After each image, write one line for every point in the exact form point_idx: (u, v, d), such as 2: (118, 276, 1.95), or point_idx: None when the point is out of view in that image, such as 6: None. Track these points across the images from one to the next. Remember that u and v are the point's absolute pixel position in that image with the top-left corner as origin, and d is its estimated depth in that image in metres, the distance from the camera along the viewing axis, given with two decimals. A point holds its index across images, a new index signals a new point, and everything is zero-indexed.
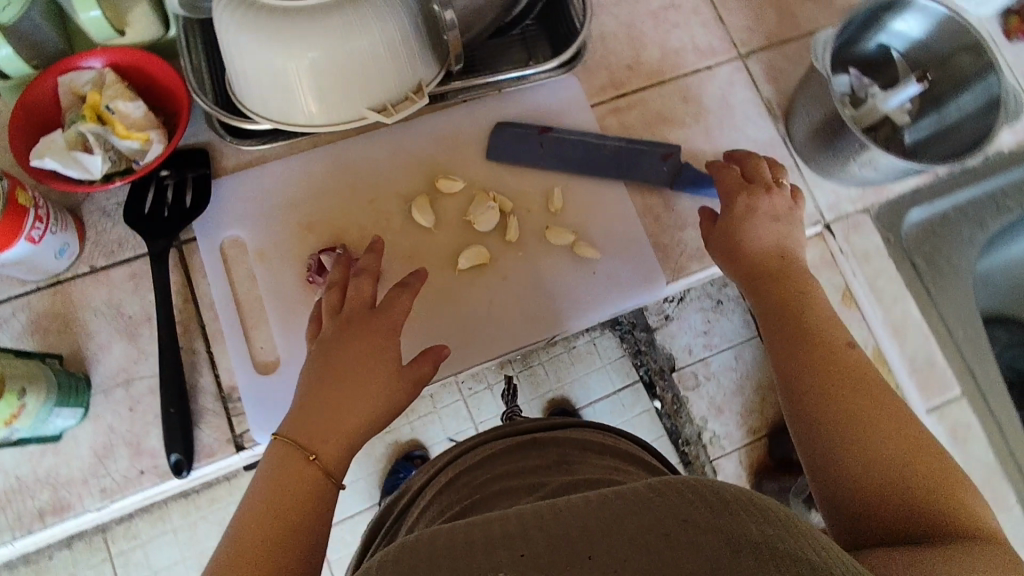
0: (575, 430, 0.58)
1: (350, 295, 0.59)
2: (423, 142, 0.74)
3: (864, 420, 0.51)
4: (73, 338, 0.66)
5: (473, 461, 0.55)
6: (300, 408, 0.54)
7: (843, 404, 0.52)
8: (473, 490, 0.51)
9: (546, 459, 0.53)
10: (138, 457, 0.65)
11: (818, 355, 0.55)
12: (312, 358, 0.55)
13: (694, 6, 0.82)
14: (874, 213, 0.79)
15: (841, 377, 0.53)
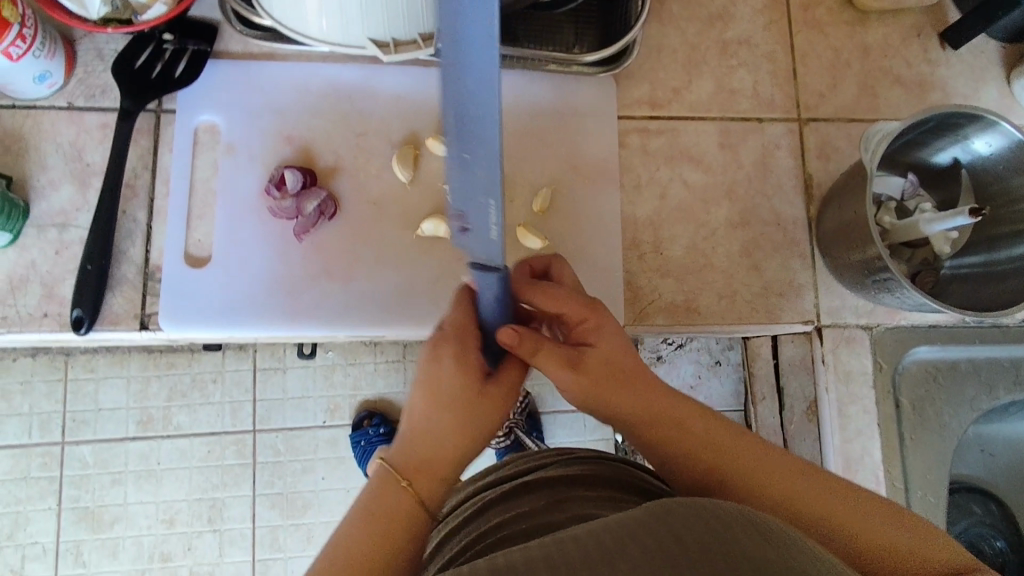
0: (569, 466, 0.50)
1: (510, 315, 0.49)
2: (430, 93, 0.69)
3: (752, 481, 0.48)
4: (28, 167, 0.65)
5: (461, 519, 0.48)
6: (408, 445, 0.46)
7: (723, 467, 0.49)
8: (472, 549, 0.43)
9: (536, 503, 0.45)
10: (47, 300, 0.64)
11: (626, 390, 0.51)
12: (388, 428, 0.48)
13: (769, 51, 0.75)
14: (875, 334, 0.72)
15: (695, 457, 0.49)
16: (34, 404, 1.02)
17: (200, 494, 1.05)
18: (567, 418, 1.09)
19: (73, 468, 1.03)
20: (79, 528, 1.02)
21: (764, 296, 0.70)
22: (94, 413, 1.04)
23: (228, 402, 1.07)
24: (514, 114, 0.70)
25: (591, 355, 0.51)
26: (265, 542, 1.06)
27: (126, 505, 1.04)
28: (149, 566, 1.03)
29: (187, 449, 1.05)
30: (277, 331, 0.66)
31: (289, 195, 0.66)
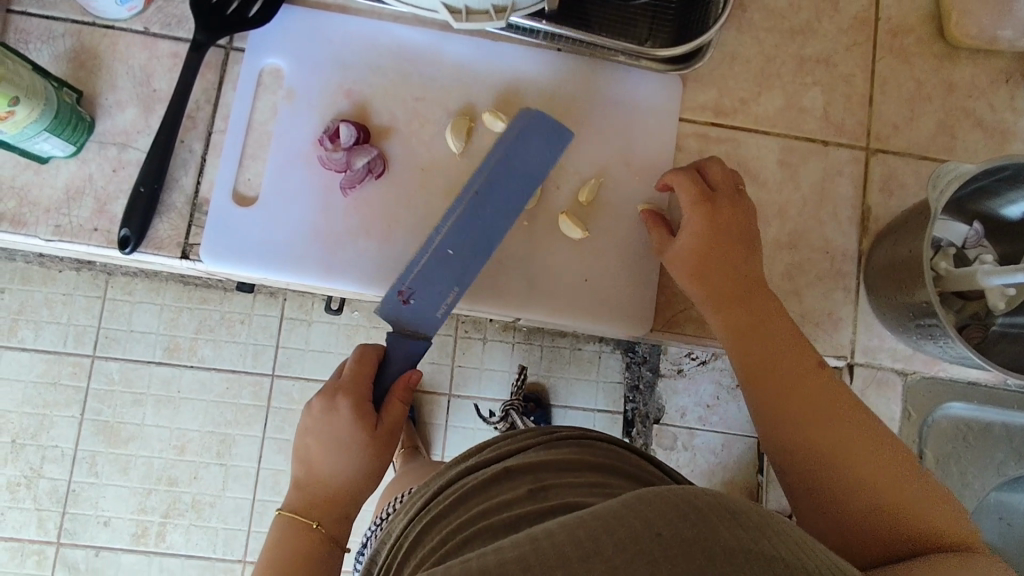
0: (552, 449, 0.50)
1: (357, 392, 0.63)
2: (493, 66, 0.69)
3: (822, 418, 0.54)
4: (98, 85, 0.67)
5: (446, 503, 0.47)
6: (314, 466, 0.63)
7: (802, 395, 0.55)
8: (456, 535, 0.43)
9: (520, 491, 0.45)
10: (98, 215, 0.66)
11: (767, 322, 0.59)
12: (337, 439, 0.62)
13: (848, 74, 0.72)
14: (909, 381, 0.69)
15: (789, 381, 0.56)
16: (73, 316, 1.06)
17: (213, 428, 1.08)
18: (576, 415, 1.08)
19: (100, 382, 1.07)
20: (97, 440, 1.07)
21: (799, 323, 0.68)
22: (127, 334, 1.07)
23: (252, 344, 1.09)
24: (573, 99, 0.69)
25: (729, 254, 0.61)
26: (267, 484, 1.08)
27: (143, 425, 1.07)
28: (156, 487, 1.07)
29: (207, 382, 1.09)
30: (310, 280, 0.67)
31: (340, 149, 0.67)
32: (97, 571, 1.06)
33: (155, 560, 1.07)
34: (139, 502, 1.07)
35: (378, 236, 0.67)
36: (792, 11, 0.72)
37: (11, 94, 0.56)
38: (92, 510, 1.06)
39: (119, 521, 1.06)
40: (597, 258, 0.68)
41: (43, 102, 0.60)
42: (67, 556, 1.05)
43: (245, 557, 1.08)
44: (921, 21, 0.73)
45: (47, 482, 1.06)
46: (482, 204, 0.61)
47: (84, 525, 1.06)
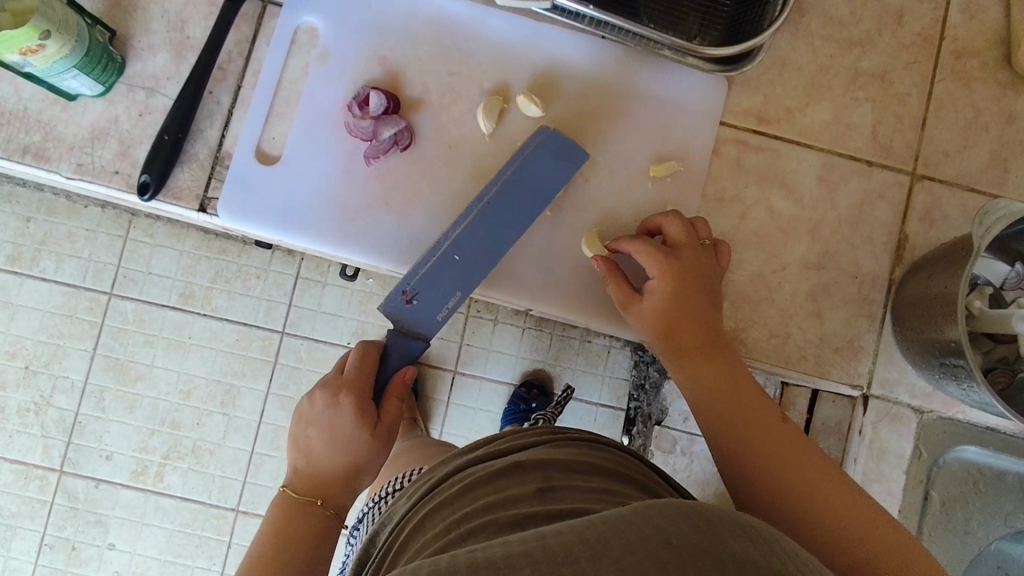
0: (559, 447, 0.49)
1: (359, 377, 0.66)
2: (533, 47, 0.66)
3: (770, 447, 0.55)
4: (132, 26, 0.66)
5: (450, 493, 0.46)
6: (315, 446, 0.66)
7: (750, 424, 0.56)
8: (455, 528, 0.42)
9: (528, 488, 0.43)
10: (120, 158, 0.66)
11: (734, 374, 0.58)
12: (338, 432, 0.65)
13: (903, 93, 0.68)
14: (924, 420, 0.67)
15: (735, 407, 0.57)
16: (94, 252, 1.07)
17: (219, 377, 1.09)
18: (577, 408, 1.07)
19: (115, 320, 1.08)
20: (106, 376, 1.08)
21: (819, 347, 0.66)
22: (145, 275, 1.08)
23: (265, 299, 1.10)
24: (612, 91, 0.67)
25: (693, 297, 0.59)
26: (266, 438, 1.09)
27: (152, 367, 1.09)
28: (159, 429, 1.09)
29: (218, 332, 1.09)
30: (324, 247, 0.66)
31: (369, 117, 0.65)
32: (96, 503, 1.08)
33: (151, 498, 1.09)
34: (141, 440, 1.09)
35: (397, 211, 0.66)
36: (852, 21, 0.68)
37: (42, 27, 0.55)
38: (96, 443, 1.08)
39: (120, 457, 1.08)
40: (617, 256, 0.66)
41: (74, 38, 0.59)
42: (68, 485, 1.08)
43: (238, 506, 1.09)
44: (988, 44, 0.69)
45: (56, 411, 1.08)
46: (488, 229, 0.61)
47: (87, 456, 1.08)
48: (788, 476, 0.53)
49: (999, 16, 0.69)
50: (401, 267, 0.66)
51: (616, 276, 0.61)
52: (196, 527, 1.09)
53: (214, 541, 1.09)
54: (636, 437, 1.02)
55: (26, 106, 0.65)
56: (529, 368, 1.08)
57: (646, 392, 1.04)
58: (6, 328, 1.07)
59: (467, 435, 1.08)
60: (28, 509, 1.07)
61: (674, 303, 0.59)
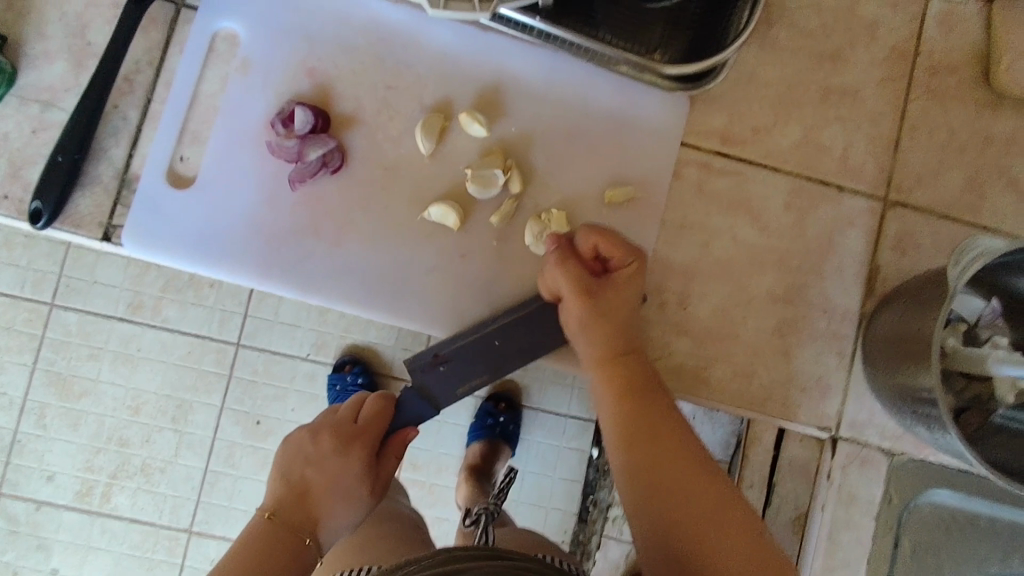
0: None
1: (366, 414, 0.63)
2: (479, 59, 0.60)
3: (682, 484, 0.51)
4: (25, 30, 0.59)
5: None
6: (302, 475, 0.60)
7: (682, 485, 0.51)
8: None
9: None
10: (11, 181, 0.58)
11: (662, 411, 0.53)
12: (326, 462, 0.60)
13: (876, 113, 0.64)
14: (894, 462, 0.63)
15: (658, 471, 0.51)
16: (33, 259, 0.99)
17: (170, 391, 1.02)
18: (545, 419, 1.02)
19: (57, 332, 1.00)
20: (48, 391, 1.00)
21: (786, 386, 0.62)
22: (88, 284, 1.00)
23: (219, 309, 1.02)
24: (564, 108, 0.61)
25: (634, 366, 0.55)
26: (220, 455, 1.02)
27: (98, 381, 1.01)
28: (106, 446, 1.01)
29: (169, 344, 1.02)
30: (243, 280, 0.60)
31: (293, 136, 0.59)
32: (37, 526, 1.00)
33: (97, 520, 1.01)
34: (86, 459, 1.01)
35: (325, 240, 0.60)
36: (822, 34, 0.64)
37: None
38: (37, 463, 1.00)
39: (63, 477, 1.01)
40: (517, 276, 0.61)
41: None
42: (8, 508, 1.00)
43: (191, 527, 1.02)
44: (965, 60, 0.64)
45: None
46: (524, 322, 0.58)
47: (27, 477, 1.00)
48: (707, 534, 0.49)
49: (976, 31, 0.65)
50: (333, 301, 0.60)
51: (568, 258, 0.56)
52: (147, 549, 1.02)
53: (166, 565, 1.02)
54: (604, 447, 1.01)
55: None
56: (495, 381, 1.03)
57: None
58: None
59: (429, 448, 1.03)
60: None
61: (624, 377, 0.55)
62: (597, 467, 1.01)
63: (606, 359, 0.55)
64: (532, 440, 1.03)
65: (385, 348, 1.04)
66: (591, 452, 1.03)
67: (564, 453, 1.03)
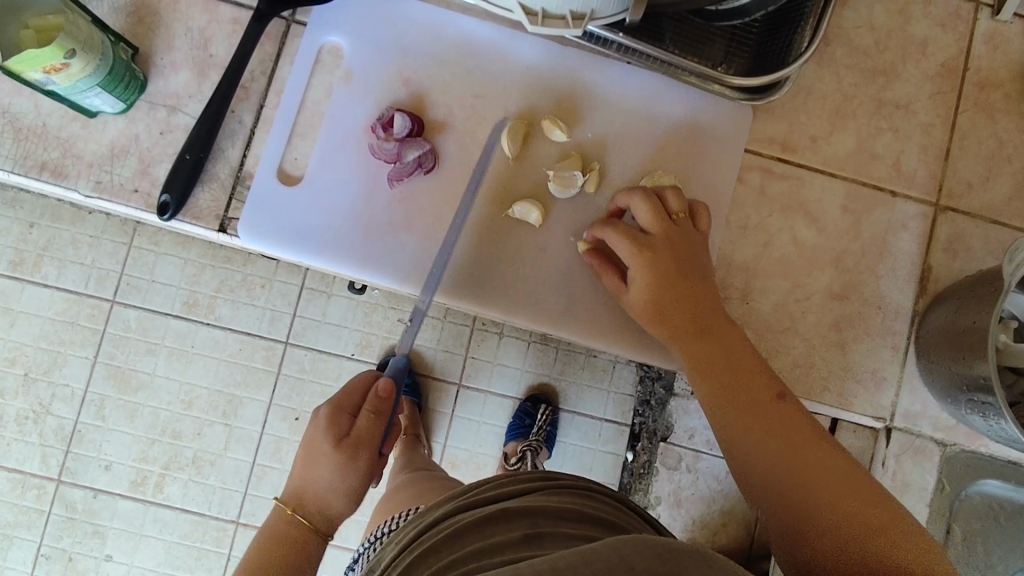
0: (550, 495, 0.53)
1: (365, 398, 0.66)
2: (560, 71, 0.66)
3: (776, 427, 0.52)
4: (155, 43, 0.66)
5: (438, 538, 0.50)
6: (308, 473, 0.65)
7: (775, 430, 0.52)
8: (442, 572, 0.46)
9: (514, 534, 0.47)
10: (140, 176, 0.65)
11: (729, 348, 0.57)
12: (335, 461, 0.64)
13: (926, 124, 0.68)
14: (947, 453, 0.67)
15: (767, 421, 0.52)
16: (97, 259, 1.07)
17: (222, 387, 1.08)
18: (583, 422, 1.09)
19: (116, 328, 1.07)
20: (107, 384, 1.07)
21: (841, 377, 0.66)
22: (147, 283, 1.07)
23: (270, 309, 1.09)
24: (636, 116, 0.67)
25: (691, 291, 0.59)
26: (268, 449, 1.09)
27: (154, 375, 1.08)
28: (159, 438, 1.08)
29: (221, 341, 1.08)
30: (343, 269, 0.66)
31: (393, 140, 0.65)
32: (93, 513, 1.07)
33: (150, 509, 1.08)
34: (141, 450, 1.08)
35: (418, 234, 0.65)
36: (876, 51, 0.69)
37: (68, 46, 0.55)
38: (94, 453, 1.07)
39: (119, 467, 1.08)
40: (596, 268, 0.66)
41: (99, 56, 0.58)
42: (66, 495, 1.07)
43: (238, 518, 1.08)
44: (1012, 75, 0.69)
45: (55, 419, 1.07)
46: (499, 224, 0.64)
47: (85, 466, 1.07)
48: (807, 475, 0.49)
49: (1023, 48, 0.69)
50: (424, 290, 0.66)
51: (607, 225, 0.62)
52: (196, 538, 1.08)
53: (214, 554, 1.08)
54: (640, 451, 1.04)
55: (45, 122, 0.64)
56: (530, 387, 1.09)
57: (651, 408, 1.04)
58: (6, 335, 1.06)
59: (471, 449, 1.09)
60: (24, 519, 1.07)
61: (680, 303, 0.59)
62: (631, 471, 1.04)
63: (649, 310, 0.60)
64: (567, 443, 1.09)
65: (430, 347, 1.09)
66: (627, 455, 1.06)
67: (599, 455, 1.08)
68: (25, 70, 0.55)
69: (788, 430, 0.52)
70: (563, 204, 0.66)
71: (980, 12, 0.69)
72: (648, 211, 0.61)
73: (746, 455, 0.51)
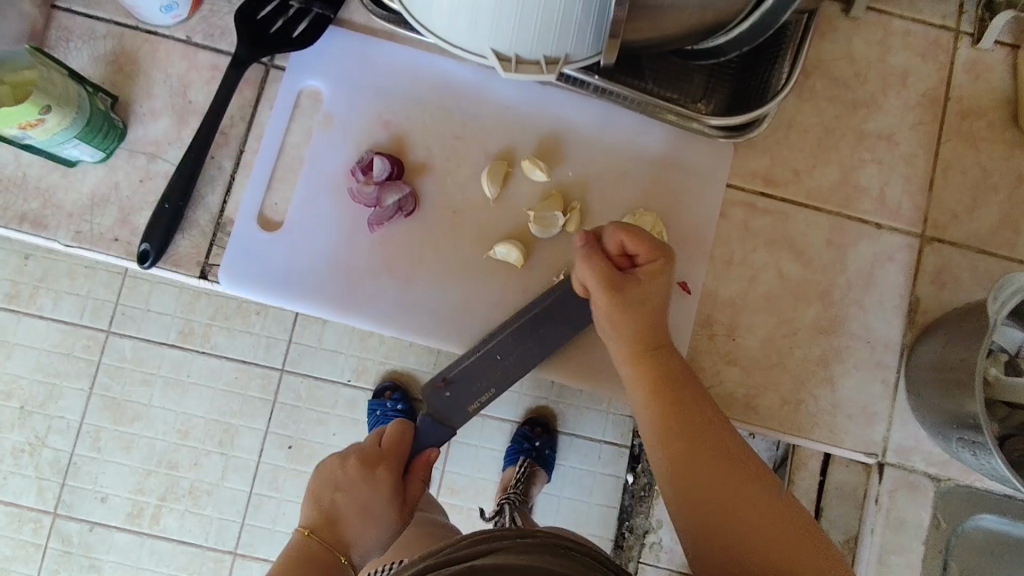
0: (523, 552, 0.53)
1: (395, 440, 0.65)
2: (539, 111, 0.66)
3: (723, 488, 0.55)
4: (134, 91, 0.66)
5: None
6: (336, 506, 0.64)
7: (722, 485, 0.55)
8: None
9: None
10: (120, 225, 0.65)
11: (701, 406, 0.58)
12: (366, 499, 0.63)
13: (910, 154, 0.68)
14: (941, 488, 0.65)
15: (721, 475, 0.56)
16: (92, 289, 1.07)
17: (217, 416, 1.08)
18: (582, 445, 1.07)
19: (112, 358, 1.07)
20: (102, 416, 1.07)
21: (831, 412, 0.65)
22: (142, 312, 1.07)
23: (265, 336, 1.08)
24: (617, 155, 0.66)
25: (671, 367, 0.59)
26: (264, 478, 1.08)
27: (150, 406, 1.07)
28: (155, 469, 1.07)
29: (217, 370, 1.08)
30: (325, 313, 0.65)
31: (372, 183, 0.65)
32: (89, 547, 1.06)
33: (147, 541, 1.07)
34: (137, 481, 1.07)
35: (400, 277, 0.65)
36: (857, 82, 0.68)
37: (43, 102, 0.55)
38: (92, 485, 1.07)
39: (116, 500, 1.07)
40: None
41: (76, 110, 0.58)
42: (62, 528, 1.06)
43: (236, 549, 1.07)
44: (995, 104, 0.68)
45: (51, 451, 1.06)
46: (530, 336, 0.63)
47: (81, 498, 1.06)
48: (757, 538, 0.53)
49: (1005, 76, 0.69)
50: (407, 333, 0.65)
51: (595, 255, 0.59)
52: (193, 570, 1.07)
53: None
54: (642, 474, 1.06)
55: (25, 172, 0.64)
56: (528, 412, 1.08)
57: None
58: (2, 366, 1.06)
59: (469, 473, 1.08)
60: (21, 553, 1.06)
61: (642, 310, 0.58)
62: (632, 494, 1.06)
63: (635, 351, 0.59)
64: (567, 465, 1.07)
65: (423, 373, 1.09)
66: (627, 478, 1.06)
67: (599, 479, 1.06)
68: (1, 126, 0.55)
69: (730, 472, 0.56)
70: (545, 243, 0.65)
71: (960, 41, 0.69)
72: (637, 242, 0.58)
73: (701, 511, 0.55)
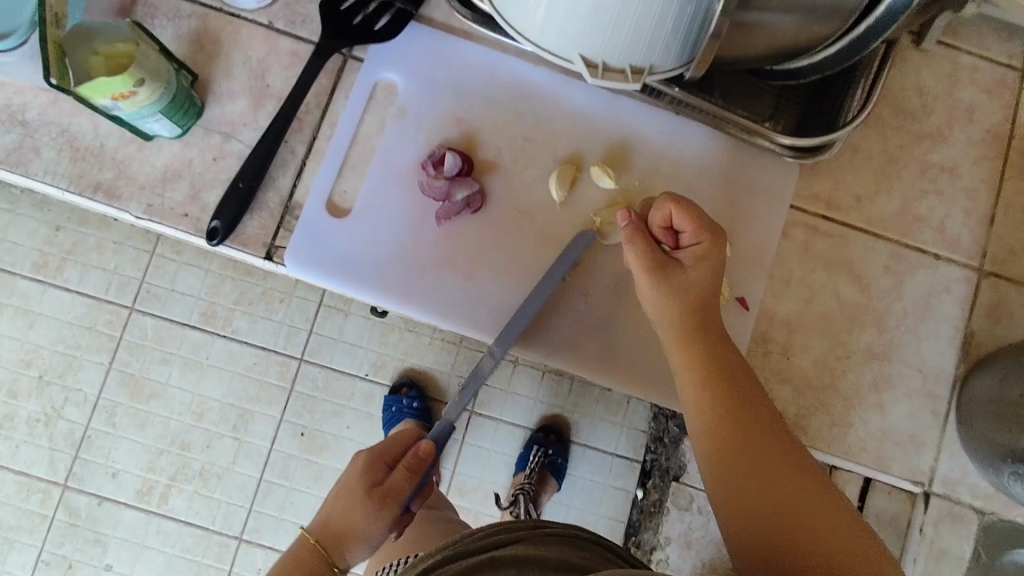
0: (542, 546, 0.53)
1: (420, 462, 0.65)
2: (610, 120, 0.67)
3: (778, 472, 0.53)
4: (214, 71, 0.67)
5: None
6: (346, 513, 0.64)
7: (773, 451, 0.54)
8: None
9: None
10: (191, 202, 0.66)
11: (747, 388, 0.56)
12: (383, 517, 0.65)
13: (972, 188, 0.68)
14: (984, 522, 0.66)
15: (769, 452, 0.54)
16: (119, 265, 1.07)
17: (233, 400, 1.08)
18: (595, 456, 1.08)
19: (134, 335, 1.07)
20: (120, 391, 1.07)
21: (879, 439, 0.65)
22: (167, 292, 1.08)
23: (287, 325, 1.09)
24: (684, 168, 0.67)
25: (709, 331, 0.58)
26: (276, 466, 1.08)
27: (167, 385, 1.08)
28: (167, 449, 1.07)
29: (236, 354, 1.08)
30: (386, 304, 0.66)
31: (443, 177, 0.65)
32: (96, 521, 1.07)
33: (154, 520, 1.07)
34: (149, 460, 1.07)
35: (462, 273, 0.66)
36: (923, 113, 0.69)
37: (138, 75, 0.56)
38: (103, 460, 1.07)
39: (126, 475, 1.07)
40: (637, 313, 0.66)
41: (164, 85, 0.59)
42: (71, 501, 1.07)
43: (242, 534, 1.07)
44: None
45: (65, 423, 1.07)
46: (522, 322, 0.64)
47: (92, 472, 1.07)
48: (803, 517, 0.51)
49: None
50: (462, 329, 0.66)
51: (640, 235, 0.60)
52: (198, 553, 1.07)
53: (213, 569, 1.07)
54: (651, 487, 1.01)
55: (101, 143, 0.65)
56: (542, 419, 1.08)
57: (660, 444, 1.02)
58: (24, 336, 1.07)
59: (480, 476, 1.08)
60: (27, 523, 1.06)
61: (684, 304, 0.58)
62: (641, 506, 1.02)
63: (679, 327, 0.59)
64: (577, 476, 1.08)
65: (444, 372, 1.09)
66: (637, 492, 1.05)
67: (611, 491, 1.07)
68: (97, 95, 0.56)
69: (791, 462, 0.53)
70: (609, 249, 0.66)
71: None
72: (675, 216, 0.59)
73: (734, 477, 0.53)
